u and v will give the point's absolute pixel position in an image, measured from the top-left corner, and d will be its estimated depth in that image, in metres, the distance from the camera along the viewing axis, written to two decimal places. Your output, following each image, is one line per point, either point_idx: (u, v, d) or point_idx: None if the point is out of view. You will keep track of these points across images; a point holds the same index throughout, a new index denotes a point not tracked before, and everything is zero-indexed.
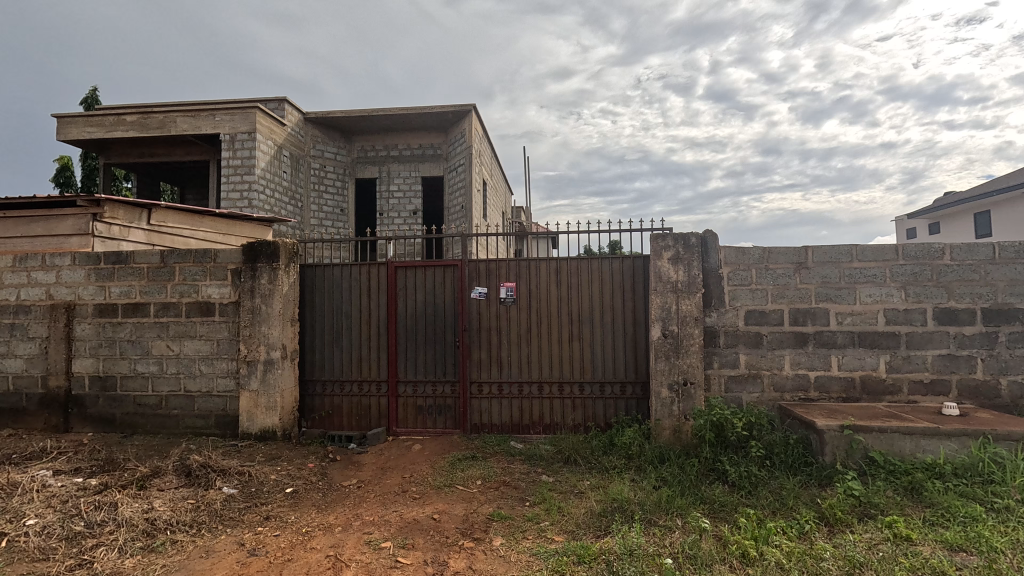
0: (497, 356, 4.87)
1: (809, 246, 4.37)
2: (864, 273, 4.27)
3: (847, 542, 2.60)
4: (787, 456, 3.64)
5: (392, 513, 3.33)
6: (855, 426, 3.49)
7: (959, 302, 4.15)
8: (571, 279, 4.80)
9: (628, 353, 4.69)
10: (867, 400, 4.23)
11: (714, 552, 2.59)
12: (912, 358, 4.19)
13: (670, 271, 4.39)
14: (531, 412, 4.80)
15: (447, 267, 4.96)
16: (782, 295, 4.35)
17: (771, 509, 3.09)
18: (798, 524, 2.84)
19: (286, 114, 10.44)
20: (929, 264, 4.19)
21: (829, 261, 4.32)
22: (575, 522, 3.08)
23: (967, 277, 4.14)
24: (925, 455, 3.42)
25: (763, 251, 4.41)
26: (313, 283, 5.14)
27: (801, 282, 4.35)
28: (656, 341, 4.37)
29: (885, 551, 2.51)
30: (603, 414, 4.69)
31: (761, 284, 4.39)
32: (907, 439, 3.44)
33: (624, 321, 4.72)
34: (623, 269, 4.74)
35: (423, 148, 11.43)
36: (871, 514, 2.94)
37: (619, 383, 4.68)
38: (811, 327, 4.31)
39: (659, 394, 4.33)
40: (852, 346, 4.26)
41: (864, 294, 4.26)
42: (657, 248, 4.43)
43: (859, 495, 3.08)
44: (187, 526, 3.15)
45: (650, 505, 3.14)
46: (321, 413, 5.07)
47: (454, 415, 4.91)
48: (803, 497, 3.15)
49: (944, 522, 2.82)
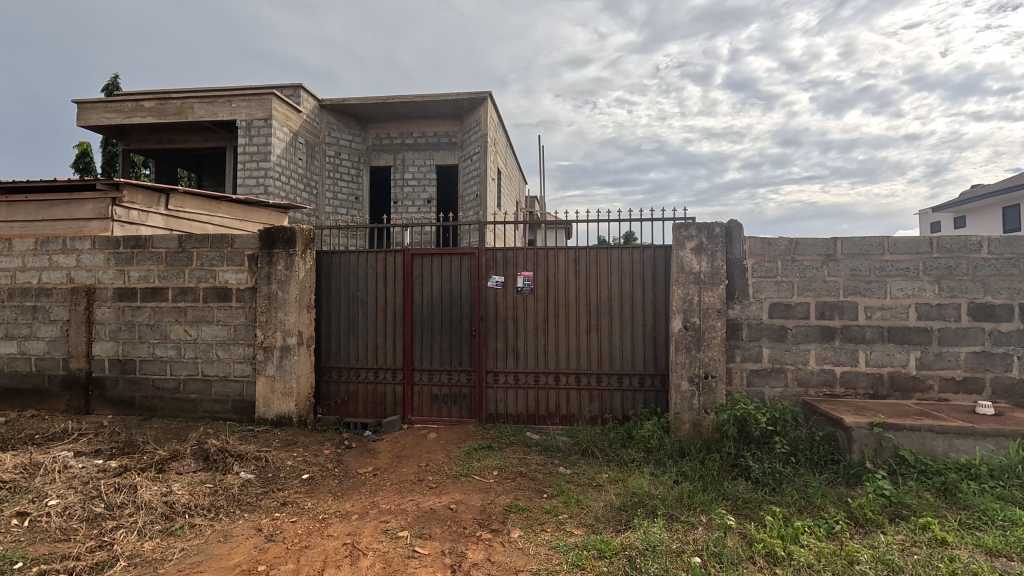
0: (513, 346, 4.81)
1: (838, 238, 4.22)
2: (896, 266, 4.12)
3: (881, 544, 2.50)
4: (812, 453, 3.55)
5: (409, 502, 3.30)
6: (885, 425, 3.37)
7: (997, 297, 3.98)
8: (590, 269, 4.72)
9: (647, 344, 4.60)
10: (896, 397, 4.10)
11: (741, 551, 2.51)
12: (944, 354, 4.04)
13: (693, 262, 4.28)
14: (547, 403, 4.74)
15: (463, 255, 4.89)
16: (808, 288, 4.22)
17: (797, 507, 3.00)
18: (828, 524, 2.75)
19: (302, 100, 10.39)
20: (964, 258, 4.03)
21: (859, 253, 4.17)
22: (594, 516, 3.02)
23: (1006, 272, 3.97)
24: (959, 455, 3.29)
25: (790, 242, 4.27)
26: (329, 269, 5.11)
27: (829, 275, 4.21)
28: (677, 333, 4.28)
29: (919, 554, 2.42)
30: (622, 406, 4.63)
31: (786, 276, 4.26)
32: (939, 439, 3.32)
33: (643, 313, 4.62)
34: (643, 260, 4.63)
35: (438, 136, 11.33)
36: (903, 515, 2.84)
37: (638, 375, 4.59)
38: (838, 321, 4.18)
39: (678, 387, 4.25)
40: (881, 342, 4.12)
41: (895, 289, 4.11)
42: (680, 238, 4.32)
43: (890, 495, 2.98)
44: (205, 510, 3.16)
45: (671, 500, 3.07)
46: (337, 400, 5.07)
47: (470, 405, 4.87)
48: (831, 496, 3.06)
49: (981, 526, 2.70)
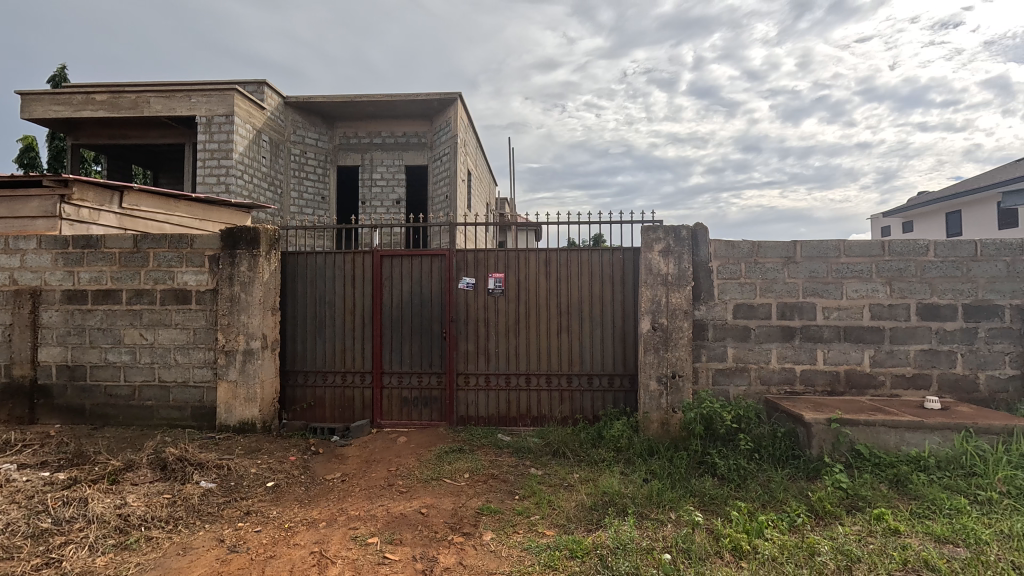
0: (484, 347, 4.80)
1: (797, 241, 4.38)
2: (851, 268, 4.30)
3: (839, 535, 2.60)
4: (775, 449, 3.67)
5: (378, 507, 3.25)
6: (842, 420, 3.51)
7: (942, 298, 4.21)
8: (560, 271, 4.75)
9: (617, 345, 4.66)
10: (851, 394, 4.28)
11: (708, 546, 2.57)
12: (895, 352, 4.24)
13: (660, 264, 4.37)
14: (518, 404, 4.75)
15: (434, 256, 4.85)
16: (770, 289, 4.37)
17: (761, 502, 3.09)
18: (789, 517, 2.85)
19: (266, 96, 10.11)
20: (913, 261, 4.25)
21: (817, 256, 4.34)
22: (566, 516, 3.04)
23: (950, 274, 4.21)
24: (910, 448, 3.46)
25: (752, 245, 4.41)
26: (294, 270, 4.98)
27: (789, 277, 4.36)
28: (646, 334, 4.35)
29: (875, 544, 2.53)
30: (592, 407, 4.67)
31: (750, 278, 4.40)
32: (891, 433, 3.48)
33: (613, 314, 4.68)
34: (612, 262, 4.69)
35: (407, 136, 11.20)
36: (858, 507, 2.97)
37: (607, 375, 4.65)
38: (798, 321, 4.34)
39: (647, 387, 4.32)
40: (837, 341, 4.30)
41: (851, 290, 4.29)
42: (648, 240, 4.40)
43: (847, 487, 3.10)
44: (163, 522, 3.02)
45: (640, 498, 3.12)
46: (303, 405, 4.94)
47: (440, 407, 4.83)
48: (792, 490, 3.17)
49: (930, 515, 2.84)
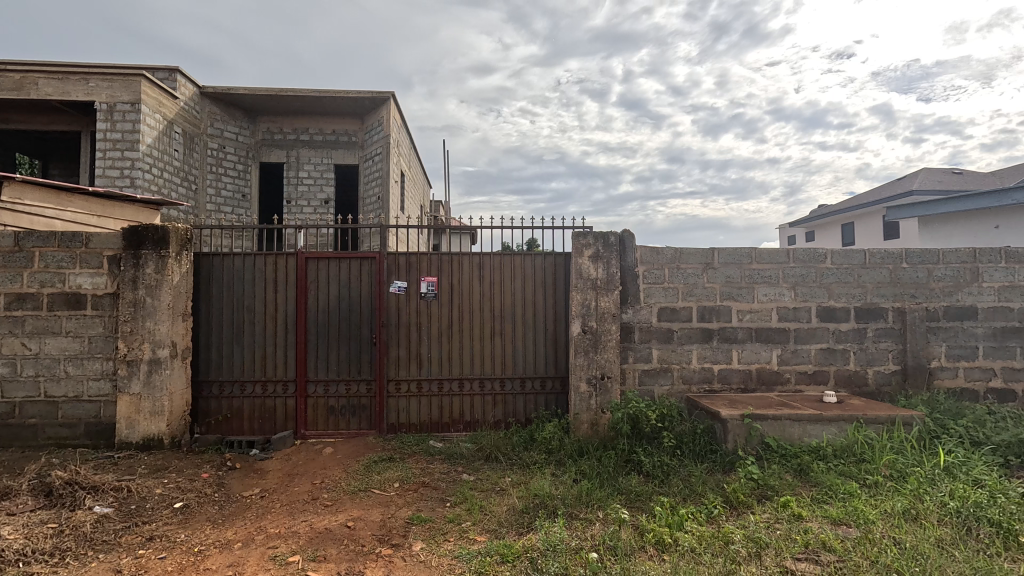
0: (416, 353, 4.70)
1: (715, 248, 4.67)
2: (761, 274, 4.65)
3: (750, 524, 2.79)
4: (695, 445, 3.87)
5: (301, 523, 3.08)
6: (754, 415, 3.77)
7: (838, 301, 4.65)
8: (493, 275, 4.76)
9: (549, 348, 4.74)
10: (761, 390, 4.61)
11: (633, 542, 2.66)
12: (799, 351, 4.63)
13: (590, 269, 4.49)
14: (451, 409, 4.70)
15: (363, 259, 4.70)
16: (691, 293, 4.62)
17: (682, 496, 3.25)
18: (707, 509, 3.02)
19: (179, 85, 9.36)
20: (813, 268, 4.66)
21: (732, 262, 4.65)
22: (497, 521, 3.04)
23: (844, 280, 4.66)
24: (811, 439, 3.78)
25: (675, 251, 4.64)
26: (209, 273, 4.64)
27: (707, 281, 4.64)
28: (576, 337, 4.46)
29: (781, 529, 2.73)
30: (524, 410, 4.71)
31: (672, 282, 4.63)
32: (796, 426, 3.78)
33: (545, 318, 4.76)
34: (545, 266, 4.77)
35: (337, 134, 10.80)
36: (767, 495, 3.20)
37: (539, 378, 4.71)
38: (716, 323, 4.62)
39: (577, 389, 4.42)
40: (750, 341, 4.62)
41: (761, 294, 4.64)
42: (578, 246, 4.51)
43: (758, 478, 3.33)
44: (47, 556, 2.69)
45: (570, 499, 3.18)
46: (218, 417, 4.60)
47: (369, 415, 4.67)
48: (710, 483, 3.36)
49: (827, 499, 3.12)
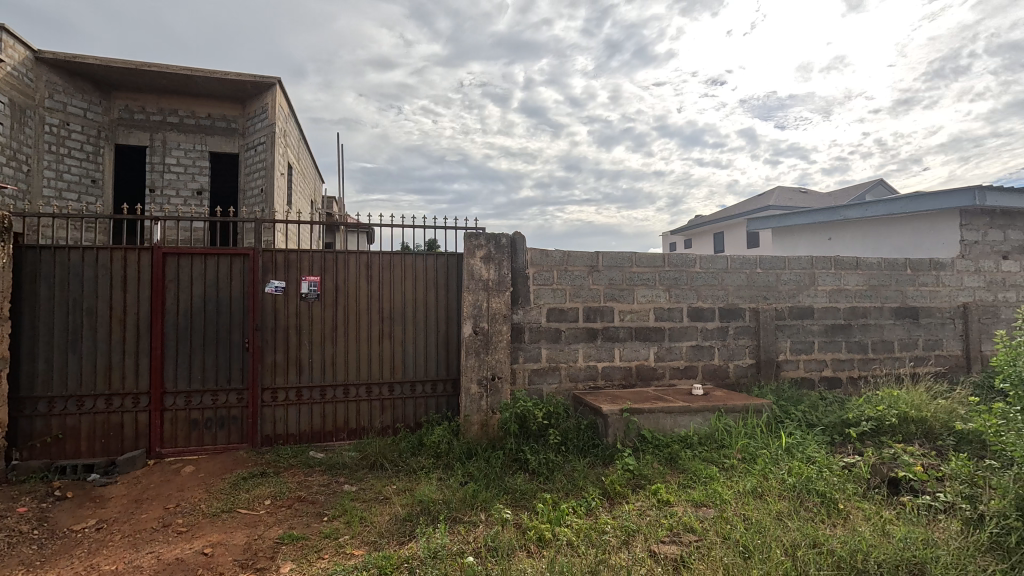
0: (295, 358, 4.37)
1: (600, 252, 4.91)
2: (640, 277, 4.97)
3: (624, 512, 2.95)
4: (579, 440, 4.03)
5: (145, 556, 2.69)
6: (631, 409, 4.01)
7: (705, 302, 5.11)
8: (382, 275, 4.57)
9: (440, 350, 4.66)
10: (640, 385, 4.93)
11: (515, 540, 2.69)
12: (673, 348, 5.01)
13: (481, 270, 4.49)
14: (334, 417, 4.43)
15: (235, 256, 4.28)
16: (578, 295, 4.81)
17: (564, 491, 3.36)
18: (586, 502, 3.14)
19: (4, 46, 7.87)
20: (685, 272, 5.08)
21: (615, 266, 4.92)
22: (377, 532, 2.90)
23: (711, 283, 5.14)
24: (681, 429, 4.10)
25: (563, 254, 4.80)
26: (35, 269, 3.93)
27: (593, 283, 4.86)
28: (467, 338, 4.43)
29: (651, 515, 2.91)
30: (414, 414, 4.58)
31: (561, 284, 4.78)
32: (667, 417, 4.09)
33: (436, 319, 4.67)
34: (436, 267, 4.69)
35: (212, 119, 9.79)
36: (641, 484, 3.41)
37: (430, 381, 4.62)
38: (600, 323, 4.85)
39: (468, 390, 4.39)
40: (630, 340, 4.92)
41: (640, 295, 4.96)
42: (470, 247, 4.49)
43: (633, 468, 3.54)
44: None
45: (455, 502, 3.13)
46: (46, 439, 3.91)
47: (240, 428, 4.25)
48: (590, 476, 3.50)
49: (692, 483, 3.39)
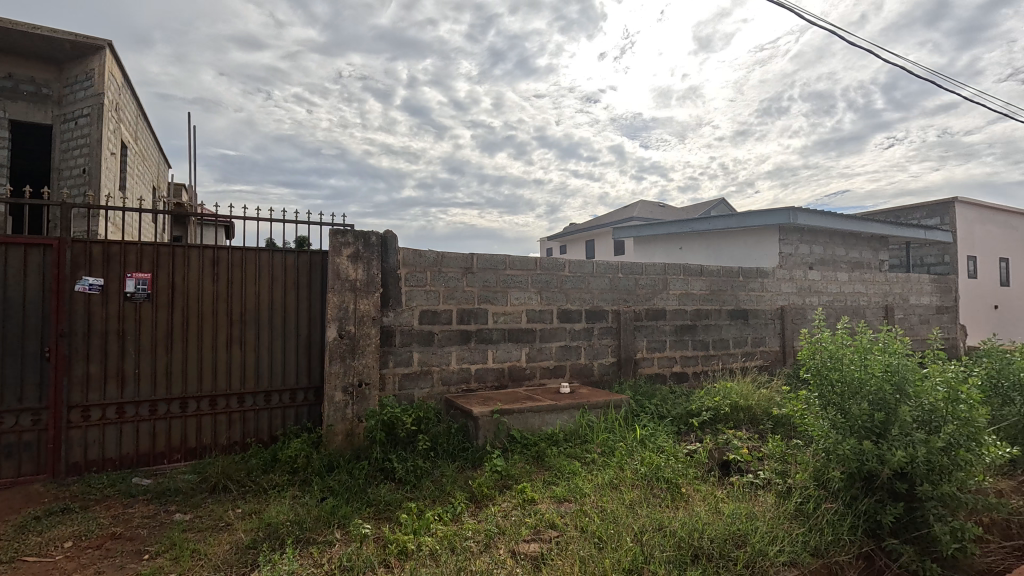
0: (116, 369, 3.71)
1: (474, 254, 4.89)
2: (514, 279, 5.06)
3: (489, 515, 2.93)
4: (449, 444, 3.95)
5: None
6: (501, 411, 4.04)
7: (573, 304, 5.36)
8: (232, 273, 4.07)
9: (300, 356, 4.27)
10: (512, 386, 5.00)
11: (373, 557, 2.52)
12: (543, 349, 5.18)
13: (349, 269, 4.21)
14: (168, 436, 3.84)
15: (31, 247, 3.52)
16: (451, 296, 4.74)
17: (431, 498, 3.26)
18: (452, 508, 3.08)
19: None
20: (555, 275, 5.28)
21: (489, 268, 4.95)
22: (212, 565, 2.54)
23: (579, 286, 5.40)
24: (548, 427, 4.23)
25: (437, 255, 4.71)
26: None
27: (467, 285, 4.83)
28: (331, 342, 4.12)
29: (515, 515, 2.93)
30: (268, 427, 4.15)
31: (434, 286, 4.68)
32: (535, 416, 4.19)
33: (296, 322, 4.28)
34: (298, 265, 4.30)
35: (15, 81, 8.03)
36: (508, 485, 3.43)
37: (288, 390, 4.21)
38: (473, 325, 4.83)
39: (331, 399, 4.08)
40: (503, 341, 4.97)
41: (513, 298, 5.04)
42: (336, 244, 4.19)
43: (501, 469, 3.56)
44: None
45: (309, 522, 2.87)
46: None
47: (36, 455, 3.50)
48: (458, 481, 3.45)
49: (556, 480, 3.50)
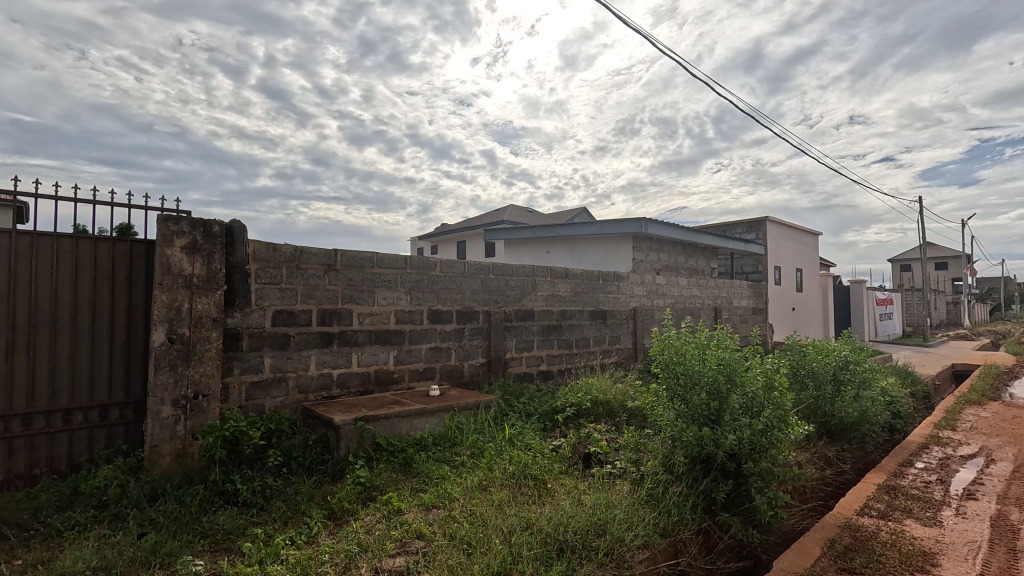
0: None
1: (338, 250, 4.54)
2: (382, 278, 4.80)
3: (350, 532, 2.70)
4: (305, 458, 3.59)
5: None
6: (366, 418, 3.78)
7: (444, 305, 5.27)
8: (16, 263, 3.25)
9: (115, 365, 3.56)
10: (378, 391, 4.73)
11: None
12: (412, 351, 4.99)
13: (183, 263, 3.62)
14: None
15: None
16: (311, 296, 4.34)
17: (282, 520, 2.91)
18: (307, 529, 2.78)
19: None
20: (427, 275, 5.15)
21: (355, 265, 4.63)
22: None
23: (450, 286, 5.33)
24: (416, 432, 4.07)
25: (295, 250, 4.27)
26: None
27: (329, 283, 4.46)
28: (158, 348, 3.49)
29: (379, 529, 2.74)
30: (67, 454, 3.37)
31: (290, 284, 4.24)
32: (403, 422, 4.01)
33: (111, 325, 3.56)
34: (114, 256, 3.58)
35: None
36: (372, 497, 3.22)
37: (97, 407, 3.48)
38: (336, 327, 4.48)
39: (157, 415, 3.46)
40: (369, 344, 4.68)
41: (381, 297, 4.79)
42: (166, 233, 3.57)
43: (365, 481, 3.33)
44: None
45: (120, 566, 2.37)
46: None
47: None
48: (315, 498, 3.14)
49: (423, 486, 3.37)
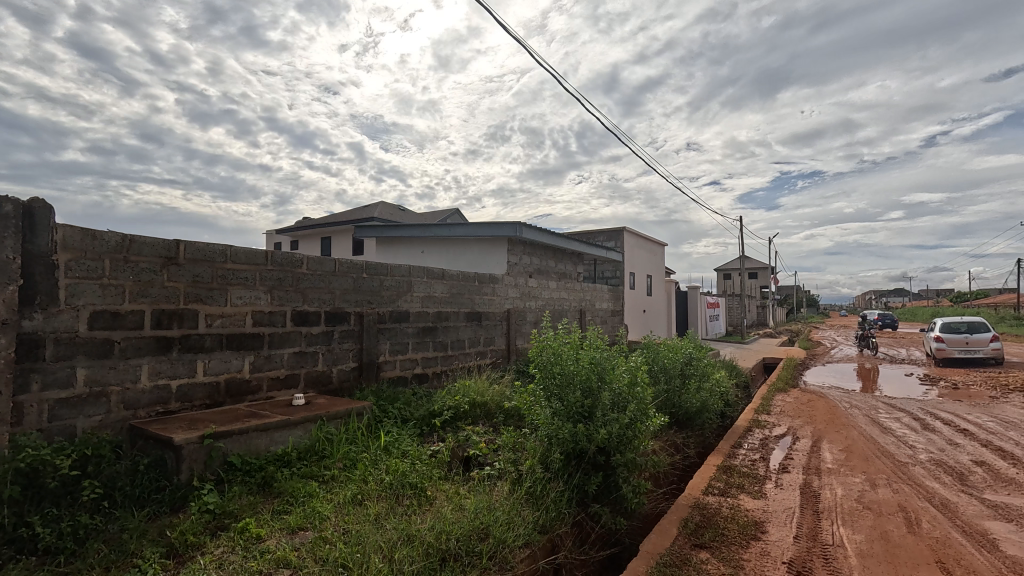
0: None
1: (180, 241, 3.92)
2: (236, 275, 4.25)
3: (197, 569, 2.32)
4: (134, 487, 3.01)
5: None
6: (215, 434, 3.28)
7: (310, 305, 4.84)
8: None
9: None
10: (230, 403, 4.16)
11: None
12: (272, 356, 4.49)
13: None
14: None
15: None
16: (143, 294, 3.67)
17: (102, 567, 2.39)
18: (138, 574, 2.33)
19: None
20: (290, 272, 4.69)
21: (202, 259, 4.03)
22: None
23: (317, 286, 4.92)
24: (276, 447, 3.66)
25: (122, 238, 3.58)
26: None
27: (168, 280, 3.82)
28: None
29: (234, 563, 2.39)
30: None
31: (115, 279, 3.53)
32: (261, 436, 3.58)
33: None
34: None
35: None
36: (223, 526, 2.81)
37: None
38: (177, 331, 3.84)
39: None
40: (218, 349, 4.10)
41: (234, 297, 4.23)
42: None
43: (214, 508, 2.90)
44: None
45: None
46: None
47: None
48: (148, 534, 2.64)
49: (287, 507, 3.03)
